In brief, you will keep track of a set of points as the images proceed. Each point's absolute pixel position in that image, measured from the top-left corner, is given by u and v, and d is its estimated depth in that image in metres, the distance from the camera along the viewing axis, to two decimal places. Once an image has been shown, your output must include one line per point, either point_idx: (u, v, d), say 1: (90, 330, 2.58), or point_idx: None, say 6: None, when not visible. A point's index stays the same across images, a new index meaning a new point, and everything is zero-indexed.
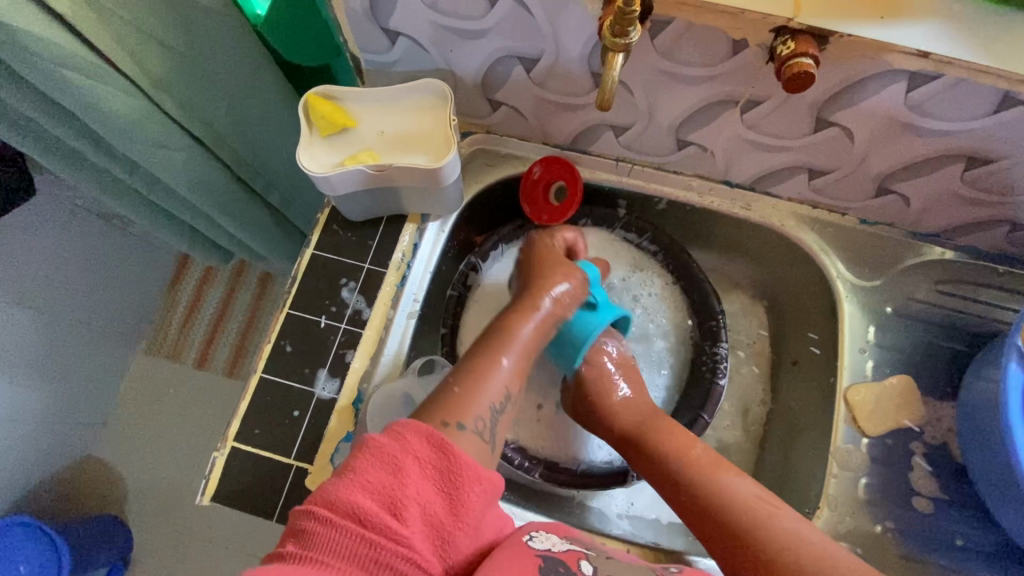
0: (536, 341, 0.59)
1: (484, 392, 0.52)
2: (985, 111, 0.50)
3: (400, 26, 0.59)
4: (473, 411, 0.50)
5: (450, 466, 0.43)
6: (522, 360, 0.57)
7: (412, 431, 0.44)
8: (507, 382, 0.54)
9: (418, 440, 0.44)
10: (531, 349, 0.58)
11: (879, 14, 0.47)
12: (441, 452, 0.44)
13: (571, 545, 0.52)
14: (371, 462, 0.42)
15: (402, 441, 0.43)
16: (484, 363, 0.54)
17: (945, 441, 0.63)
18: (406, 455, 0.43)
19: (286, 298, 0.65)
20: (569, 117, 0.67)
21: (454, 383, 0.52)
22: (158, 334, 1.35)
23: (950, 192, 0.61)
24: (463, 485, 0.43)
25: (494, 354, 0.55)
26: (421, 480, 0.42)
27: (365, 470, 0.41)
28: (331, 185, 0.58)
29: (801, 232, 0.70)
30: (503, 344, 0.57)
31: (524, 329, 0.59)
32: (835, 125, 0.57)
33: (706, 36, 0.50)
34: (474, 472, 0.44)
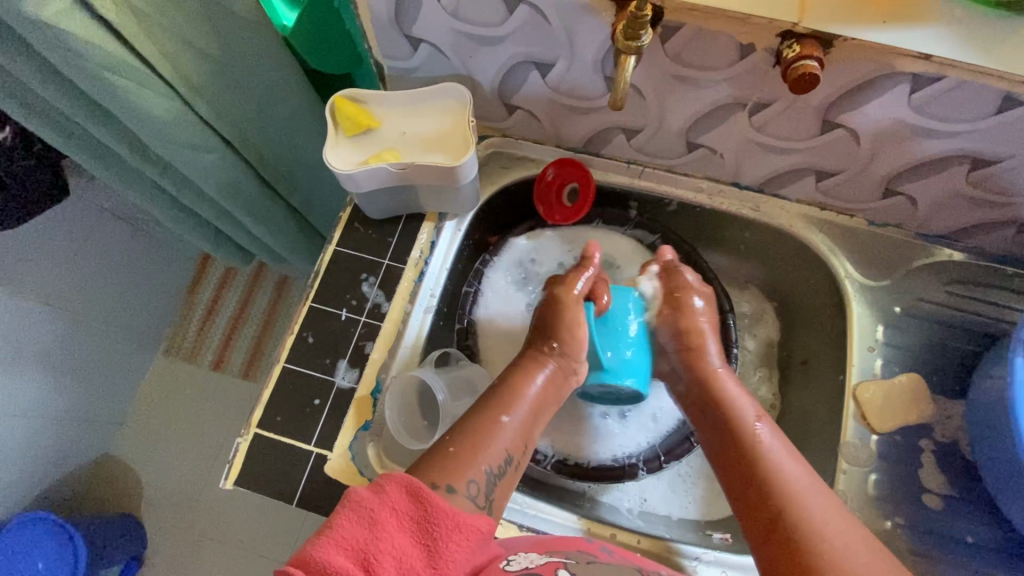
0: (546, 400, 0.61)
1: (480, 457, 0.53)
2: (987, 112, 0.52)
3: (423, 33, 0.62)
4: (467, 474, 0.52)
5: (426, 514, 0.45)
6: (528, 419, 0.59)
7: (390, 484, 0.46)
8: (510, 446, 0.56)
9: (394, 491, 0.46)
10: (539, 411, 0.60)
11: (881, 19, 0.49)
12: (417, 500, 0.45)
13: (551, 558, 0.51)
14: (346, 517, 0.44)
15: (378, 494, 0.45)
16: (484, 425, 0.56)
17: (955, 439, 0.63)
18: (383, 507, 0.45)
19: (309, 292, 0.68)
20: (582, 120, 0.69)
21: (450, 443, 0.54)
22: (178, 334, 1.39)
23: (957, 192, 0.62)
24: (442, 535, 0.45)
25: (493, 411, 0.57)
26: (397, 531, 0.44)
27: (340, 525, 0.43)
28: (353, 182, 0.61)
29: (808, 232, 0.71)
30: (508, 404, 0.58)
31: (533, 386, 0.61)
32: (840, 127, 0.59)
33: (715, 41, 0.53)
34: (451, 520, 0.45)
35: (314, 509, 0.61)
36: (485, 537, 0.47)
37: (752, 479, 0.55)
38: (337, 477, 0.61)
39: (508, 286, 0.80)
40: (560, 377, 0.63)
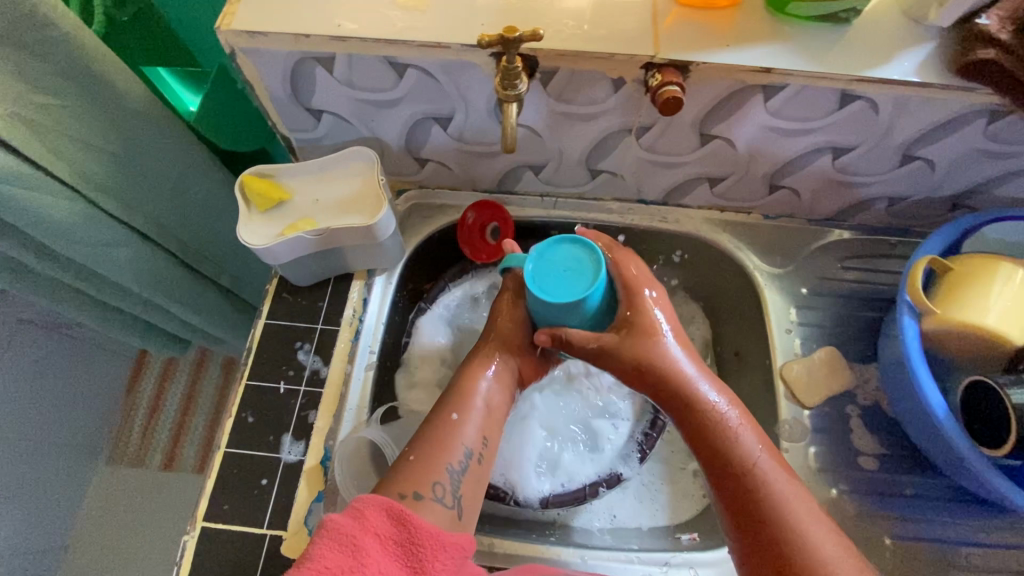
0: (496, 390, 0.64)
1: (441, 459, 0.56)
2: (832, 107, 0.59)
3: (323, 105, 0.65)
4: (429, 479, 0.54)
5: (410, 536, 0.46)
6: (477, 417, 0.60)
7: (370, 507, 0.47)
8: (469, 441, 0.58)
9: (376, 515, 0.46)
10: (490, 407, 0.62)
11: (725, 43, 0.56)
12: (400, 523, 0.46)
13: None
14: (328, 545, 0.44)
15: (359, 519, 0.46)
16: (437, 425, 0.59)
17: (876, 400, 0.68)
18: (365, 533, 0.45)
19: (244, 370, 0.68)
20: (490, 163, 0.73)
21: (409, 453, 0.57)
22: (120, 441, 1.30)
23: (830, 179, 0.69)
24: (426, 554, 0.46)
25: (444, 410, 0.60)
26: (381, 555, 0.45)
27: (333, 549, 0.43)
28: (272, 255, 0.61)
29: (714, 234, 0.78)
30: (457, 402, 0.60)
31: (480, 385, 0.62)
32: (716, 138, 0.65)
33: (588, 79, 0.58)
34: (432, 538, 0.46)
35: None
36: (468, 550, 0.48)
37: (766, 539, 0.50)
38: (295, 558, 0.60)
39: None
40: (508, 355, 0.66)
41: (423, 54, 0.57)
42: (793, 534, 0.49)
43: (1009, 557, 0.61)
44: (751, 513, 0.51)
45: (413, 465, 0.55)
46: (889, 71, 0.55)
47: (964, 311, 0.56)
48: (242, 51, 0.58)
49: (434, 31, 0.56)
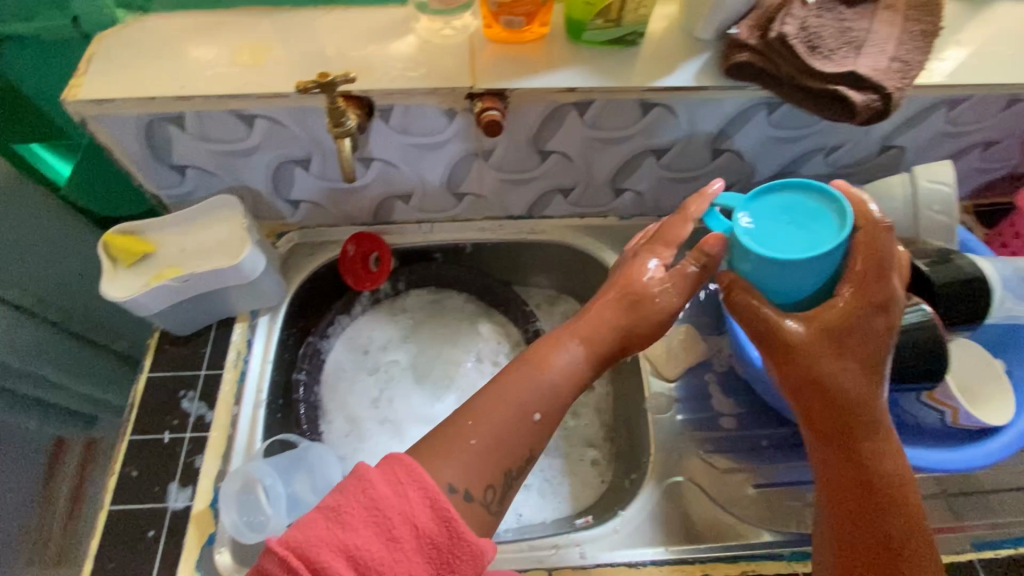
0: (577, 367, 0.56)
1: (500, 461, 0.51)
2: (638, 116, 0.68)
3: (183, 160, 0.69)
4: (484, 480, 0.50)
5: (450, 530, 0.44)
6: (553, 410, 0.54)
7: (411, 485, 0.44)
8: (533, 442, 0.53)
9: (415, 494, 0.44)
10: (561, 387, 0.55)
11: (534, 71, 0.64)
12: (435, 510, 0.44)
13: None
14: (358, 509, 0.43)
15: (399, 491, 0.44)
16: (506, 418, 0.52)
17: (730, 366, 0.76)
18: (400, 510, 0.43)
19: (127, 426, 0.68)
20: (360, 198, 0.78)
21: (467, 437, 0.51)
22: None
23: (661, 177, 0.78)
24: (444, 552, 0.44)
25: (524, 410, 0.53)
26: (407, 549, 0.43)
27: (337, 539, 0.41)
28: (141, 306, 0.64)
29: (578, 239, 0.85)
30: (563, 370, 0.55)
31: (560, 357, 0.56)
32: (554, 152, 0.73)
33: (423, 112, 0.65)
34: (473, 545, 0.44)
35: None
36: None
37: (878, 523, 0.52)
38: None
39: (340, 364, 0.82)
40: (589, 346, 0.57)
41: (266, 105, 0.62)
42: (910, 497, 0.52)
43: None
44: (855, 481, 0.53)
45: (476, 453, 0.50)
46: (673, 81, 0.65)
47: None
48: (93, 119, 0.62)
49: (273, 84, 0.62)
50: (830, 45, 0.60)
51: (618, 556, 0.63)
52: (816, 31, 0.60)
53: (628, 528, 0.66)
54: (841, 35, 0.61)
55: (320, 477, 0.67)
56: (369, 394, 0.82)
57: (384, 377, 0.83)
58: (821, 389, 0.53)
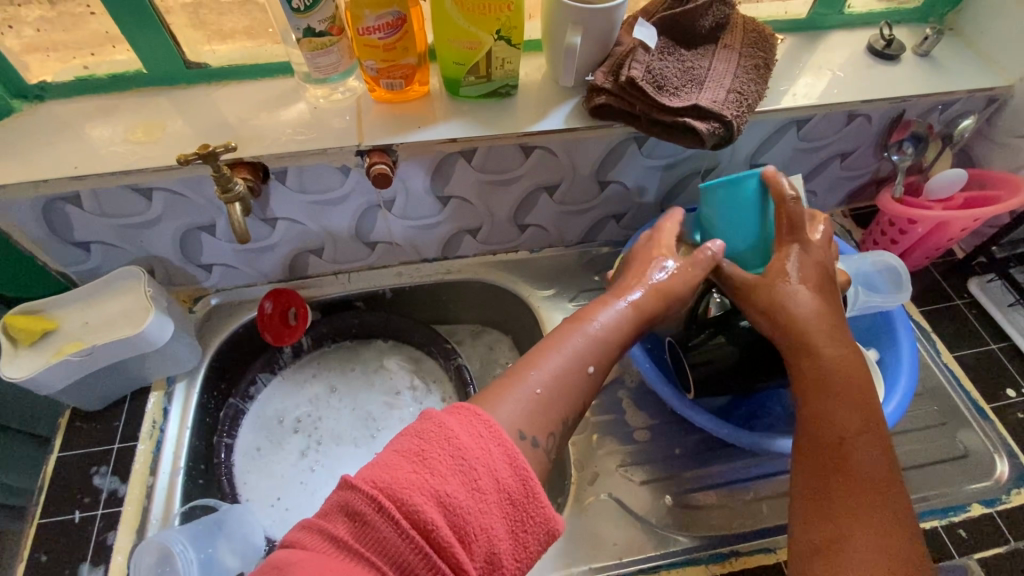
0: (629, 318, 0.58)
1: (564, 405, 0.51)
2: (522, 158, 0.74)
3: (86, 237, 0.71)
4: (546, 426, 0.50)
5: (523, 493, 0.43)
6: (605, 362, 0.55)
7: (494, 440, 0.43)
8: (587, 394, 0.54)
9: (498, 449, 0.43)
10: (624, 334, 0.58)
11: (418, 126, 0.70)
12: (522, 478, 0.43)
13: None
14: (447, 453, 0.42)
15: (484, 444, 0.43)
16: (569, 368, 0.53)
17: (641, 380, 0.80)
18: (496, 460, 0.43)
19: (35, 510, 0.66)
20: (273, 256, 0.81)
21: (535, 386, 0.51)
22: None
23: (558, 211, 0.84)
24: (531, 513, 0.43)
25: (581, 362, 0.54)
26: (495, 508, 0.42)
27: (479, 467, 0.42)
28: (42, 384, 0.64)
29: (491, 274, 0.90)
30: (552, 344, 0.55)
31: (604, 313, 0.58)
32: (452, 197, 0.78)
33: (318, 171, 0.69)
34: (546, 510, 0.43)
35: None
36: (560, 535, 0.44)
37: (828, 419, 0.56)
38: None
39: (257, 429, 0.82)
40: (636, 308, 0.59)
41: (161, 177, 0.65)
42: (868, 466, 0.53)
43: (766, 484, 0.71)
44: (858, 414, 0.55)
45: (540, 402, 0.50)
46: (546, 124, 0.71)
47: None
48: None
49: (167, 158, 0.65)
50: (675, 83, 0.68)
51: None
52: (660, 72, 0.68)
53: (552, 552, 0.66)
54: (683, 74, 0.69)
55: (240, 539, 0.67)
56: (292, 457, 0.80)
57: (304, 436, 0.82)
58: (785, 313, 0.59)
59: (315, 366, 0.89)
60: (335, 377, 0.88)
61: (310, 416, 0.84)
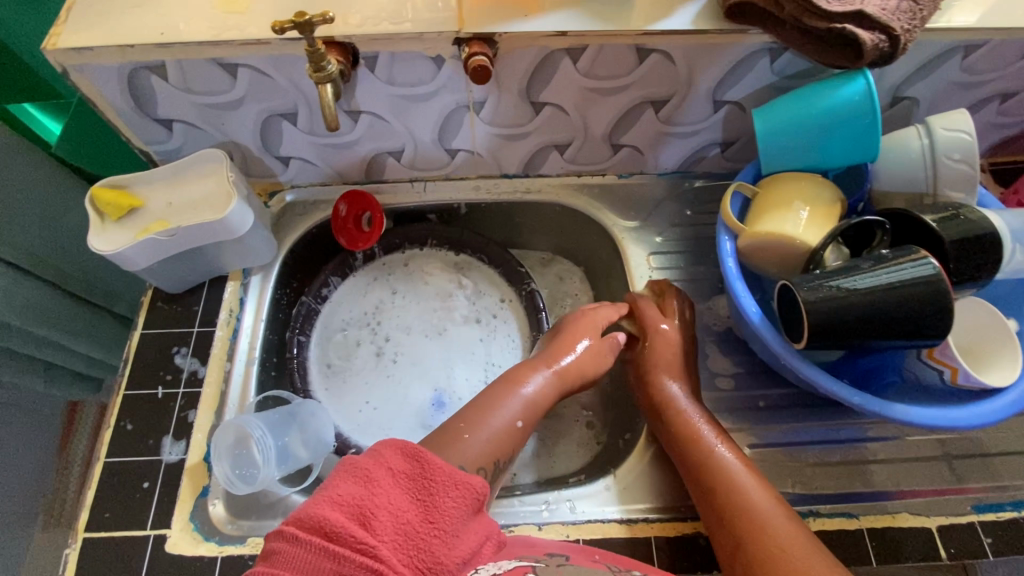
0: (546, 396, 0.65)
1: (490, 454, 0.59)
2: (635, 63, 0.65)
3: (169, 114, 0.68)
4: (473, 465, 0.57)
5: (422, 471, 0.48)
6: (532, 418, 0.64)
7: (388, 447, 0.50)
8: (516, 442, 0.62)
9: (391, 452, 0.49)
10: (542, 403, 0.65)
11: (524, 15, 0.62)
12: (413, 458, 0.49)
13: (519, 562, 0.51)
14: (344, 477, 0.47)
15: (376, 455, 0.49)
16: (496, 426, 0.60)
17: (728, 325, 0.74)
18: (380, 467, 0.48)
19: (121, 381, 0.68)
20: (351, 154, 0.77)
21: (464, 432, 0.59)
22: (52, 506, 1.28)
23: (661, 132, 0.75)
24: (437, 488, 0.48)
25: (510, 417, 0.62)
26: (393, 489, 0.47)
27: (319, 499, 0.46)
28: (129, 260, 0.63)
29: (574, 198, 0.83)
30: (506, 395, 0.64)
31: (530, 387, 0.65)
32: (547, 104, 0.70)
33: (410, 60, 0.63)
34: (445, 471, 0.49)
35: None
36: (478, 490, 0.49)
37: (724, 491, 0.58)
38: (179, 554, 0.60)
39: (328, 329, 0.82)
40: (557, 380, 0.67)
41: (247, 52, 0.60)
42: (762, 527, 0.54)
43: (856, 448, 0.67)
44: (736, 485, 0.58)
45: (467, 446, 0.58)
46: (670, 24, 0.61)
47: (768, 225, 0.61)
48: (72, 68, 0.61)
49: (255, 30, 0.60)
50: None
51: (607, 513, 0.63)
52: None
53: (619, 486, 0.65)
54: None
55: (312, 433, 0.69)
56: (365, 356, 0.82)
57: (374, 336, 0.83)
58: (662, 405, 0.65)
59: (373, 272, 0.87)
60: (399, 281, 0.87)
61: (374, 318, 0.84)
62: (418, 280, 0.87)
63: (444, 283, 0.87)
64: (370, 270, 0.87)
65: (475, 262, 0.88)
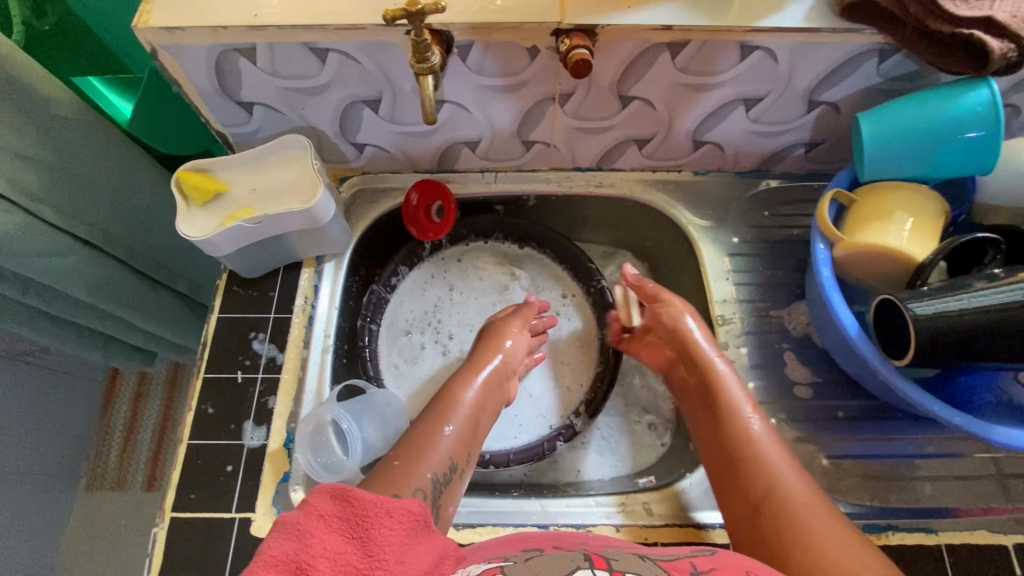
0: (480, 403, 0.67)
1: (422, 467, 0.57)
2: (735, 60, 0.62)
3: (252, 97, 0.67)
4: (410, 483, 0.55)
5: (353, 510, 0.44)
6: (463, 426, 0.63)
7: (313, 493, 0.45)
8: (452, 452, 0.60)
9: (319, 499, 0.45)
10: (476, 413, 0.66)
11: (626, 6, 0.59)
12: (342, 499, 0.44)
13: (492, 564, 0.47)
14: (277, 537, 0.43)
15: (303, 507, 0.44)
16: (424, 434, 0.61)
17: (806, 332, 0.73)
18: (310, 518, 0.44)
19: (200, 364, 0.69)
20: (427, 143, 0.75)
21: (394, 458, 0.57)
22: (98, 468, 1.34)
23: (747, 130, 0.73)
24: (372, 522, 0.44)
25: (436, 424, 0.62)
26: (328, 536, 0.43)
27: (251, 561, 0.42)
28: (216, 246, 0.63)
29: (648, 194, 0.81)
30: (444, 407, 0.65)
31: (467, 394, 0.67)
32: (636, 99, 0.68)
33: (504, 50, 0.61)
34: (377, 505, 0.44)
35: None
36: (417, 511, 0.45)
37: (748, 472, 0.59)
38: (264, 537, 0.61)
39: (393, 330, 0.82)
40: (485, 387, 0.70)
41: (341, 38, 0.59)
42: (783, 510, 0.56)
43: (937, 463, 0.66)
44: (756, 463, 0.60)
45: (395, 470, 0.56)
46: (780, 20, 0.59)
47: (868, 235, 0.60)
48: (162, 48, 0.60)
49: (351, 14, 0.58)
50: None
51: (685, 517, 0.64)
52: None
53: (694, 490, 0.66)
54: None
55: (387, 423, 0.70)
56: (431, 354, 0.82)
57: (437, 335, 0.83)
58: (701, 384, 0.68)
59: (429, 271, 0.87)
60: (455, 279, 0.86)
61: (434, 318, 0.84)
62: (479, 275, 0.87)
63: (504, 279, 0.87)
64: (426, 270, 0.86)
65: (535, 261, 0.88)
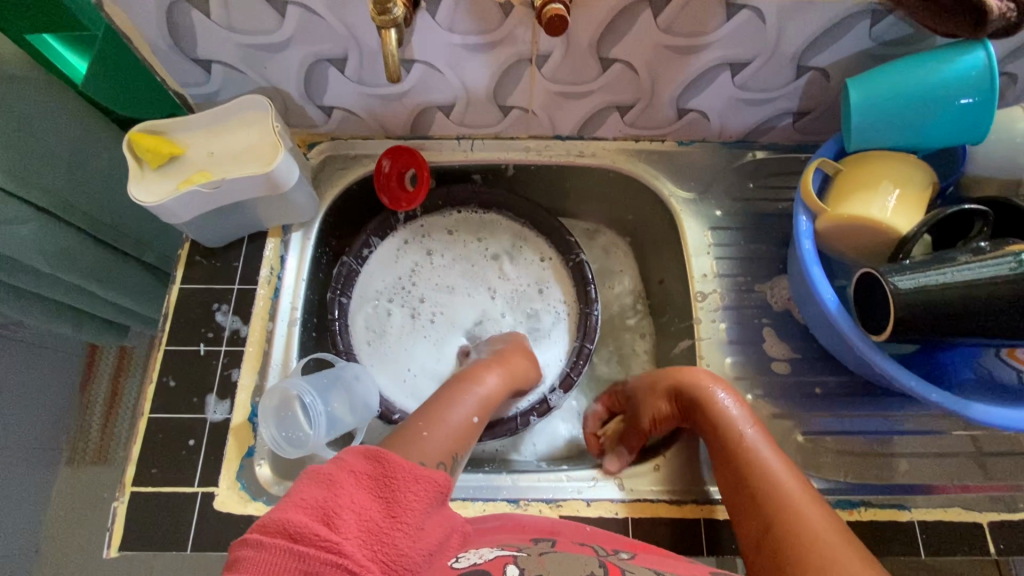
0: (499, 392, 0.66)
1: (448, 446, 0.56)
2: (720, 20, 0.59)
3: (208, 54, 0.63)
4: (433, 457, 0.54)
5: (385, 471, 0.46)
6: (482, 412, 0.63)
7: (349, 451, 0.47)
8: (470, 437, 0.59)
9: (353, 457, 0.47)
10: (493, 399, 0.65)
11: None
12: (375, 459, 0.46)
13: (501, 552, 0.48)
14: (307, 484, 0.44)
15: (338, 461, 0.46)
16: (444, 415, 0.59)
17: (787, 307, 0.72)
18: (342, 472, 0.45)
19: (161, 336, 0.66)
20: (398, 107, 0.72)
21: (422, 429, 0.56)
22: (79, 444, 1.30)
23: (732, 97, 0.70)
24: (400, 485, 0.46)
25: (466, 410, 0.61)
26: (356, 490, 0.44)
27: (281, 502, 0.43)
28: (171, 213, 0.60)
29: (630, 165, 0.78)
30: (465, 389, 0.64)
31: (490, 380, 0.66)
32: (617, 62, 0.65)
33: (476, 4, 0.57)
34: (409, 471, 0.46)
35: (211, 550, 0.59)
36: (444, 486, 0.47)
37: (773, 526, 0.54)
38: (228, 512, 0.60)
39: (368, 291, 0.81)
40: (508, 375, 0.68)
41: None
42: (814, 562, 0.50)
43: (915, 440, 0.65)
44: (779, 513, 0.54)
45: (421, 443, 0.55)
46: None
47: (852, 206, 0.58)
48: None
49: None
50: None
51: (660, 492, 0.63)
52: None
53: (668, 467, 0.65)
54: None
55: (356, 397, 0.68)
56: (404, 318, 0.81)
57: (411, 299, 0.82)
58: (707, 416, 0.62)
59: (408, 234, 0.84)
60: (433, 244, 0.85)
61: (411, 284, 0.83)
62: (457, 246, 0.85)
63: (485, 247, 0.85)
64: (406, 234, 0.84)
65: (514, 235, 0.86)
